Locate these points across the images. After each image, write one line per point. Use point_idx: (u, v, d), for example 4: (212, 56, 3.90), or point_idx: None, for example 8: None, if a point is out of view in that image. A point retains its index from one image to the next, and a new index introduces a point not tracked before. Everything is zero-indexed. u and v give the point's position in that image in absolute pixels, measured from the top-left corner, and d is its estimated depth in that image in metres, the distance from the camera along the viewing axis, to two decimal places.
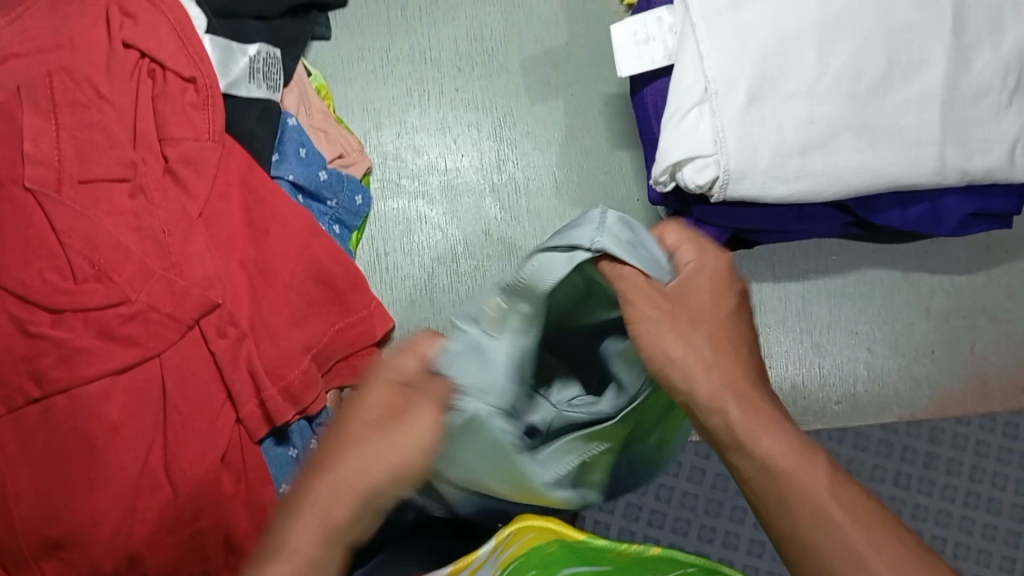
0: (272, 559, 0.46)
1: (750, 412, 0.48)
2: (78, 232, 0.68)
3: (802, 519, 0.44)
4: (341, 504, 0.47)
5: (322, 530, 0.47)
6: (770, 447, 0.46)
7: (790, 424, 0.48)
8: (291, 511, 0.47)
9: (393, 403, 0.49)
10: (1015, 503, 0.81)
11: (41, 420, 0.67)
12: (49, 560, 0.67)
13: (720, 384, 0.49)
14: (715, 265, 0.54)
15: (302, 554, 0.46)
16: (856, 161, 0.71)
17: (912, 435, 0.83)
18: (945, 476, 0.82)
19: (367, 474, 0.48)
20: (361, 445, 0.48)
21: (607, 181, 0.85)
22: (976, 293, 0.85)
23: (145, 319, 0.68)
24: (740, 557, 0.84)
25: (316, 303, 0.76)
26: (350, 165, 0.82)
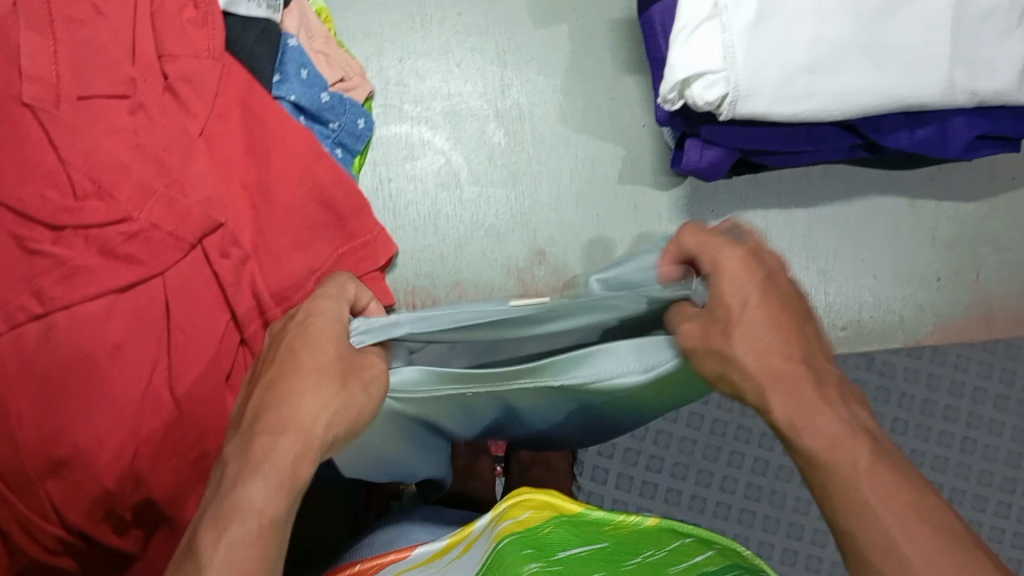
0: (227, 522, 0.42)
1: (796, 402, 0.44)
2: (77, 149, 0.67)
3: (840, 504, 0.43)
4: (298, 458, 0.44)
5: (279, 486, 0.43)
6: (814, 440, 0.43)
7: (850, 404, 0.45)
8: (240, 464, 0.44)
9: (343, 351, 0.47)
10: (1011, 450, 0.82)
11: (43, 340, 0.66)
12: (52, 479, 0.67)
13: (755, 367, 0.45)
14: (735, 263, 0.47)
15: (260, 513, 0.42)
16: (864, 81, 0.70)
17: (910, 381, 0.83)
18: (942, 423, 0.83)
19: (316, 429, 0.45)
20: (306, 385, 0.45)
21: (612, 108, 0.84)
22: (981, 221, 0.85)
23: (147, 238, 0.68)
24: (737, 501, 0.88)
25: (320, 228, 0.75)
26: (350, 90, 0.80)
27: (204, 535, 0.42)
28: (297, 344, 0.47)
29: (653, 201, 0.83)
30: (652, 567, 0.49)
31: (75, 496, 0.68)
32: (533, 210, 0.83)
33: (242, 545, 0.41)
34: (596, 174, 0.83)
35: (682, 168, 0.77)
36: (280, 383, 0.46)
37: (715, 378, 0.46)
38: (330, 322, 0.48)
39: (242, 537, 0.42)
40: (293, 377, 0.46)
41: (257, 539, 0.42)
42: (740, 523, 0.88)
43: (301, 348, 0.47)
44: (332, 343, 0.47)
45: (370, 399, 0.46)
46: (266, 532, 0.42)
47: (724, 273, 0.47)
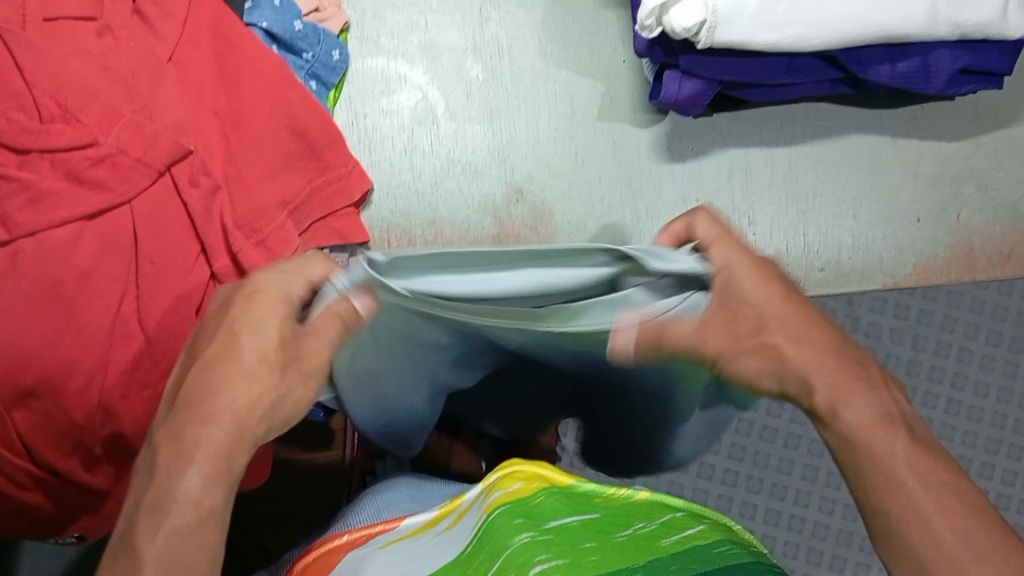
0: (162, 512, 0.41)
1: (834, 386, 0.46)
2: (43, 70, 0.66)
3: (874, 480, 0.44)
4: (228, 445, 0.44)
5: (215, 477, 0.43)
6: (853, 419, 0.45)
7: (883, 393, 0.47)
8: (173, 452, 0.43)
9: (287, 339, 0.46)
10: (996, 410, 0.88)
11: (9, 266, 0.64)
12: (22, 409, 0.66)
13: (804, 369, 0.47)
14: (745, 262, 0.48)
15: (196, 501, 0.42)
16: (847, 8, 0.69)
17: (896, 343, 0.87)
18: (927, 384, 0.88)
19: (252, 420, 0.45)
20: (242, 372, 0.45)
21: (592, 42, 0.83)
22: (963, 160, 0.84)
23: (115, 163, 0.67)
24: (721, 461, 0.89)
25: (293, 158, 0.75)
26: (325, 20, 0.79)
27: (138, 527, 0.41)
28: (240, 323, 0.46)
29: (633, 137, 0.82)
30: (646, 537, 0.49)
31: (44, 425, 0.67)
32: (513, 148, 0.82)
33: (180, 537, 0.41)
34: (576, 111, 0.82)
35: (661, 100, 0.76)
36: (217, 369, 0.45)
37: (755, 380, 0.49)
38: (273, 298, 0.46)
39: (178, 530, 0.41)
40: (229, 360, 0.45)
41: (195, 526, 0.42)
42: (723, 483, 0.89)
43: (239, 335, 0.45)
44: (274, 328, 0.46)
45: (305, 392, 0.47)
46: (198, 522, 0.42)
47: (747, 286, 0.48)
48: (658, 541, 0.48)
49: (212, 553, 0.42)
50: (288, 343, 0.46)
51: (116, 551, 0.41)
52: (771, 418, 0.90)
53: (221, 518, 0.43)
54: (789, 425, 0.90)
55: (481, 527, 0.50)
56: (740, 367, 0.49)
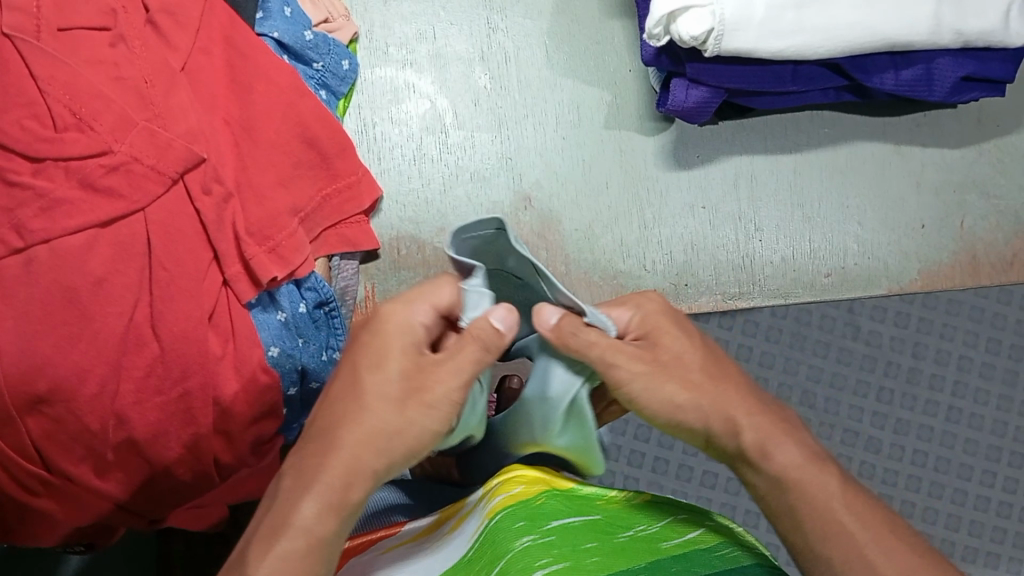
0: (279, 534, 0.48)
1: (761, 430, 0.53)
2: (57, 79, 0.67)
3: (817, 527, 0.50)
4: (350, 472, 0.49)
5: (329, 506, 0.48)
6: (784, 460, 0.52)
7: (798, 441, 0.54)
8: (294, 480, 0.49)
9: (405, 377, 0.50)
10: (997, 419, 0.86)
11: (23, 273, 0.65)
12: (33, 416, 0.66)
13: (730, 411, 0.54)
14: (658, 313, 0.56)
15: (307, 529, 0.48)
16: (852, 16, 0.70)
17: (896, 350, 0.86)
18: (928, 392, 0.86)
19: (368, 455, 0.50)
20: (362, 411, 0.50)
21: (598, 52, 0.84)
22: (966, 167, 0.85)
23: (128, 171, 0.68)
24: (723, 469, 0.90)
25: (303, 166, 0.75)
26: (335, 31, 0.80)
27: (259, 543, 0.48)
28: (368, 365, 0.51)
29: (639, 145, 0.83)
30: (644, 541, 0.51)
31: (57, 432, 0.67)
32: (520, 155, 0.82)
33: (287, 558, 0.47)
34: (582, 119, 0.83)
35: (667, 108, 0.76)
36: (341, 410, 0.50)
37: (670, 412, 0.53)
38: (399, 330, 0.51)
39: (291, 551, 0.47)
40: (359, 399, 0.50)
41: (304, 551, 0.47)
42: (727, 492, 0.90)
43: (365, 370, 0.51)
44: (397, 365, 0.51)
45: (423, 424, 0.50)
46: (309, 549, 0.47)
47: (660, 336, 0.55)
48: (658, 544, 0.50)
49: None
50: (410, 373, 0.51)
51: (240, 556, 0.49)
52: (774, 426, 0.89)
53: (331, 546, 0.48)
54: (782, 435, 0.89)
55: (482, 532, 0.52)
56: (654, 394, 0.53)
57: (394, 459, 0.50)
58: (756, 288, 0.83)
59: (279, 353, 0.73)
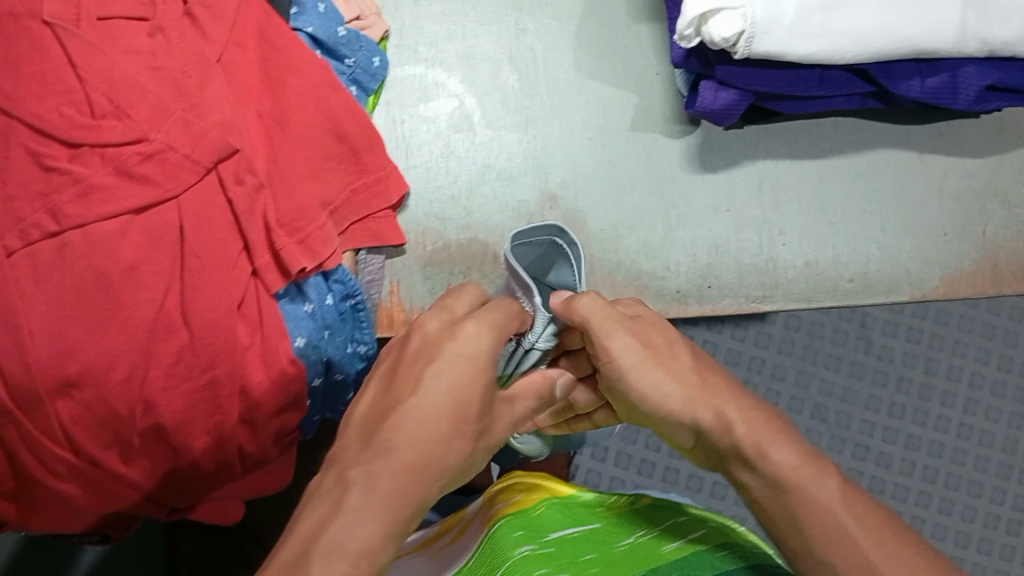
0: (340, 558, 0.44)
1: (753, 429, 0.57)
2: (96, 68, 0.68)
3: (812, 525, 0.52)
4: (406, 495, 0.48)
5: (392, 536, 0.47)
6: (781, 461, 0.54)
7: (798, 441, 0.56)
8: (363, 498, 0.46)
9: (482, 407, 0.52)
10: (1007, 436, 0.97)
11: (58, 257, 0.66)
12: (63, 400, 0.66)
13: (725, 410, 0.58)
14: (649, 323, 0.62)
15: (370, 557, 0.45)
16: (880, 19, 0.71)
17: (908, 365, 0.98)
18: (940, 408, 0.98)
19: (433, 490, 0.50)
20: (440, 440, 0.50)
21: (625, 55, 0.84)
22: (989, 175, 0.86)
23: (163, 159, 0.68)
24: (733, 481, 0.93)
25: (333, 160, 0.76)
26: (366, 28, 0.81)
27: (315, 562, 0.43)
28: (445, 385, 0.51)
29: (664, 148, 0.84)
30: (644, 546, 0.55)
31: (85, 417, 0.67)
32: (547, 155, 0.83)
33: None
34: (609, 121, 0.84)
35: (695, 110, 0.77)
36: (416, 431, 0.49)
37: (656, 396, 0.60)
38: (470, 359, 0.52)
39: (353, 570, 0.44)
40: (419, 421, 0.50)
41: None
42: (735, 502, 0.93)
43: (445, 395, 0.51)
44: (475, 394, 0.52)
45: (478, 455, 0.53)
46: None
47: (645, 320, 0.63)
48: (660, 546, 0.54)
49: None
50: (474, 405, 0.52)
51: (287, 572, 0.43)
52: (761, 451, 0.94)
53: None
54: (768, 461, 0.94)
55: (486, 539, 0.61)
56: (635, 379, 0.60)
57: (442, 488, 0.50)
58: (778, 292, 0.83)
59: (304, 345, 0.73)
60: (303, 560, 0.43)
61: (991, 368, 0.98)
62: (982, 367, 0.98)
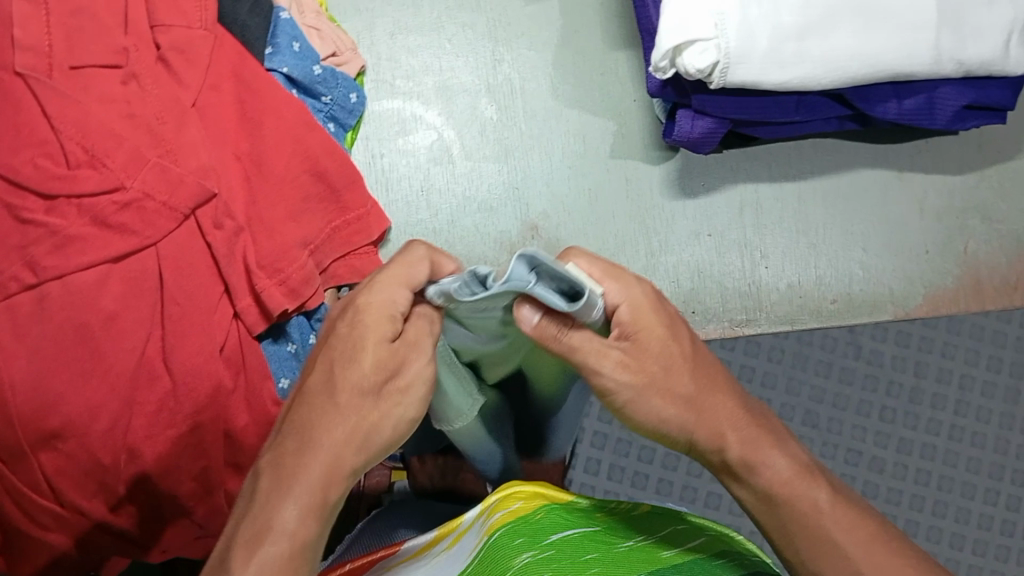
0: (261, 539, 0.47)
1: (747, 443, 0.54)
2: (71, 118, 0.67)
3: (802, 537, 0.53)
4: (324, 471, 0.48)
5: (309, 506, 0.47)
6: (771, 476, 0.53)
7: (787, 445, 0.55)
8: (273, 479, 0.48)
9: (384, 364, 0.48)
10: (999, 436, 0.86)
11: (37, 309, 0.66)
12: (46, 452, 0.66)
13: (716, 422, 0.53)
14: (644, 302, 0.50)
15: (290, 533, 0.47)
16: (854, 46, 0.71)
17: (898, 369, 0.87)
18: (930, 410, 0.86)
19: (346, 455, 0.49)
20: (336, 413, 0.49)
21: (603, 82, 0.84)
22: (969, 192, 0.86)
23: (140, 208, 0.68)
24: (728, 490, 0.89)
25: (313, 199, 0.75)
26: (342, 64, 0.81)
27: (240, 544, 0.47)
28: (339, 357, 0.49)
29: (645, 174, 0.84)
30: (643, 554, 0.51)
31: (69, 468, 0.67)
32: (527, 184, 0.83)
33: (273, 563, 0.46)
34: (588, 148, 0.84)
35: (673, 139, 0.77)
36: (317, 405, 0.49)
37: (657, 426, 0.53)
38: (379, 321, 0.48)
39: (275, 556, 0.46)
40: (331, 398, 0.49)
41: (287, 556, 0.46)
42: (731, 513, 0.88)
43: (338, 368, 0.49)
44: (370, 359, 0.48)
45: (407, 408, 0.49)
46: (293, 551, 0.47)
47: (651, 329, 0.51)
48: (657, 553, 0.51)
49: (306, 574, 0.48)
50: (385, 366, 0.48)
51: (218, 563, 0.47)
52: None
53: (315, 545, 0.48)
54: None
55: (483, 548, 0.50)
56: (644, 407, 0.52)
57: (374, 450, 0.50)
58: (763, 315, 0.83)
59: (289, 385, 0.74)
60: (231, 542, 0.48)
61: (981, 369, 0.86)
62: (972, 368, 0.86)
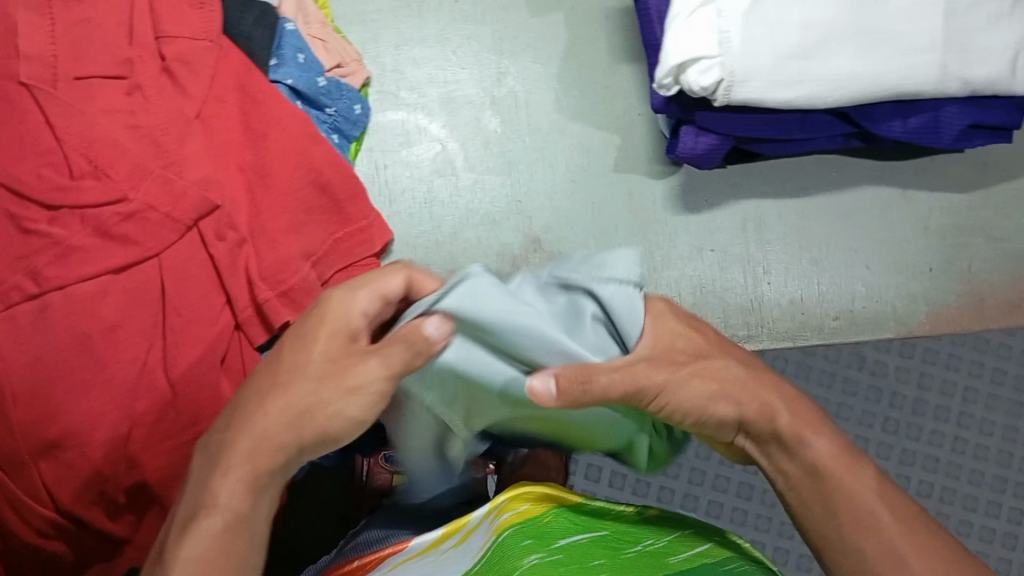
0: (198, 516, 0.49)
1: (796, 417, 0.56)
2: (74, 128, 0.67)
3: (853, 523, 0.53)
4: (268, 455, 0.50)
5: (246, 482, 0.50)
6: (820, 450, 0.55)
7: (830, 425, 0.56)
8: (215, 461, 0.51)
9: (334, 352, 0.51)
10: (1001, 449, 0.84)
11: (38, 320, 0.66)
12: (46, 460, 0.67)
13: (762, 396, 0.55)
14: (663, 310, 0.55)
15: (223, 508, 0.49)
16: (855, 67, 0.71)
17: (901, 380, 0.85)
18: (933, 422, 0.85)
19: (278, 438, 0.51)
20: (273, 398, 0.51)
21: (607, 96, 0.84)
22: (973, 211, 0.86)
23: (142, 219, 0.68)
24: (729, 500, 0.88)
25: (316, 211, 0.76)
26: (347, 75, 0.81)
27: (180, 529, 0.50)
28: (298, 335, 0.52)
29: (648, 189, 0.84)
30: (653, 555, 0.52)
31: (67, 477, 0.67)
32: (530, 198, 0.83)
33: (204, 538, 0.49)
34: (591, 162, 0.84)
35: (676, 155, 0.77)
36: (260, 391, 0.51)
37: (684, 413, 0.53)
38: (338, 317, 0.51)
39: (207, 530, 0.49)
40: (274, 395, 0.51)
41: (224, 529, 0.49)
42: (732, 522, 0.88)
43: (289, 351, 0.51)
44: (326, 346, 0.51)
45: (346, 405, 0.50)
46: (229, 525, 0.49)
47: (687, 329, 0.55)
48: (667, 559, 0.51)
49: (234, 554, 0.49)
50: (337, 361, 0.50)
51: (157, 556, 0.50)
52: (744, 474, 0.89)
53: (249, 522, 0.50)
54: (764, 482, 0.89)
55: (491, 548, 0.50)
56: (684, 396, 0.52)
57: (308, 431, 0.51)
58: (763, 331, 0.83)
59: None
60: (181, 517, 0.51)
61: (985, 381, 0.85)
62: (975, 381, 0.85)
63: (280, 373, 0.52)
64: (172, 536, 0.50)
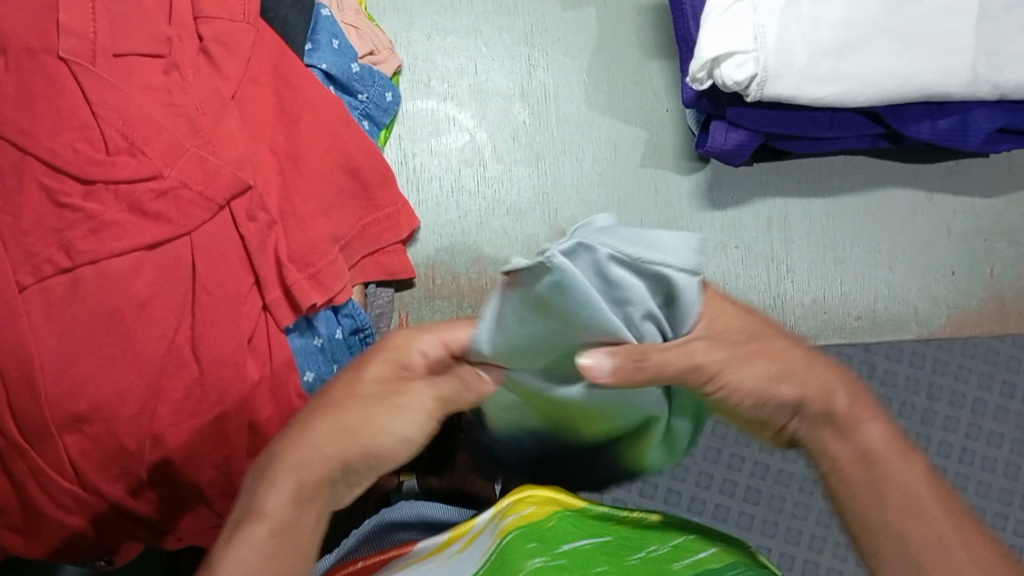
0: (245, 522, 0.45)
1: (853, 401, 0.49)
2: (111, 105, 0.68)
3: (899, 514, 0.46)
4: (328, 469, 0.47)
5: (300, 495, 0.46)
6: (873, 436, 0.48)
7: (891, 421, 0.50)
8: (267, 473, 0.47)
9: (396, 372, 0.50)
10: (1009, 461, 0.82)
11: (69, 294, 0.66)
12: (72, 434, 0.66)
13: (821, 374, 0.49)
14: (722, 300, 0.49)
15: (271, 516, 0.45)
16: (890, 66, 0.71)
17: (911, 391, 0.82)
18: (941, 432, 0.82)
19: (341, 447, 0.48)
20: (340, 408, 0.48)
21: (636, 91, 0.85)
22: (996, 216, 0.86)
23: (176, 196, 0.68)
24: (735, 504, 0.86)
25: (345, 195, 0.76)
26: (380, 63, 0.82)
27: (222, 538, 0.45)
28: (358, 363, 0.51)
29: (674, 184, 0.84)
30: (656, 560, 0.51)
31: (93, 453, 0.67)
32: (556, 190, 0.83)
33: (248, 544, 0.44)
34: (618, 156, 0.84)
35: (706, 149, 0.78)
36: (323, 404, 0.49)
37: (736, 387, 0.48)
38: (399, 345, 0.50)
39: (253, 537, 0.44)
40: (342, 404, 0.48)
41: (272, 537, 0.44)
42: (738, 526, 0.85)
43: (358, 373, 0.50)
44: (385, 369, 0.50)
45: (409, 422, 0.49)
46: (276, 535, 0.45)
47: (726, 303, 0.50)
48: (670, 565, 0.50)
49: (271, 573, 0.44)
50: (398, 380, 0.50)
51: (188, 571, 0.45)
52: (754, 480, 0.86)
53: (302, 538, 0.46)
54: (772, 487, 0.86)
55: (495, 552, 0.52)
56: (742, 376, 0.48)
57: (374, 452, 0.49)
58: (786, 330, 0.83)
59: (314, 378, 0.74)
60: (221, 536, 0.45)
61: (994, 394, 0.83)
62: (985, 393, 0.83)
63: (337, 395, 0.49)
64: (214, 553, 0.45)
